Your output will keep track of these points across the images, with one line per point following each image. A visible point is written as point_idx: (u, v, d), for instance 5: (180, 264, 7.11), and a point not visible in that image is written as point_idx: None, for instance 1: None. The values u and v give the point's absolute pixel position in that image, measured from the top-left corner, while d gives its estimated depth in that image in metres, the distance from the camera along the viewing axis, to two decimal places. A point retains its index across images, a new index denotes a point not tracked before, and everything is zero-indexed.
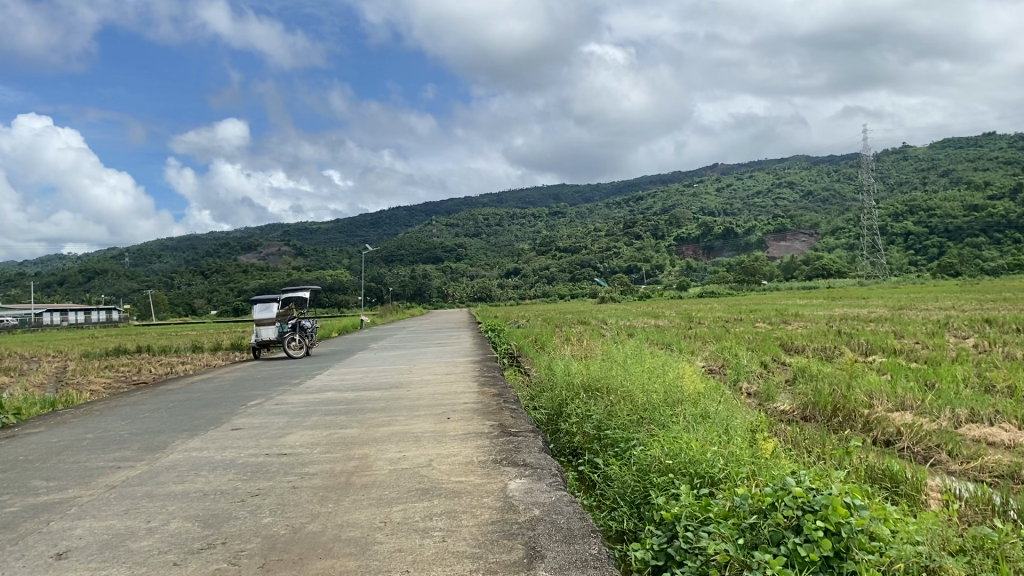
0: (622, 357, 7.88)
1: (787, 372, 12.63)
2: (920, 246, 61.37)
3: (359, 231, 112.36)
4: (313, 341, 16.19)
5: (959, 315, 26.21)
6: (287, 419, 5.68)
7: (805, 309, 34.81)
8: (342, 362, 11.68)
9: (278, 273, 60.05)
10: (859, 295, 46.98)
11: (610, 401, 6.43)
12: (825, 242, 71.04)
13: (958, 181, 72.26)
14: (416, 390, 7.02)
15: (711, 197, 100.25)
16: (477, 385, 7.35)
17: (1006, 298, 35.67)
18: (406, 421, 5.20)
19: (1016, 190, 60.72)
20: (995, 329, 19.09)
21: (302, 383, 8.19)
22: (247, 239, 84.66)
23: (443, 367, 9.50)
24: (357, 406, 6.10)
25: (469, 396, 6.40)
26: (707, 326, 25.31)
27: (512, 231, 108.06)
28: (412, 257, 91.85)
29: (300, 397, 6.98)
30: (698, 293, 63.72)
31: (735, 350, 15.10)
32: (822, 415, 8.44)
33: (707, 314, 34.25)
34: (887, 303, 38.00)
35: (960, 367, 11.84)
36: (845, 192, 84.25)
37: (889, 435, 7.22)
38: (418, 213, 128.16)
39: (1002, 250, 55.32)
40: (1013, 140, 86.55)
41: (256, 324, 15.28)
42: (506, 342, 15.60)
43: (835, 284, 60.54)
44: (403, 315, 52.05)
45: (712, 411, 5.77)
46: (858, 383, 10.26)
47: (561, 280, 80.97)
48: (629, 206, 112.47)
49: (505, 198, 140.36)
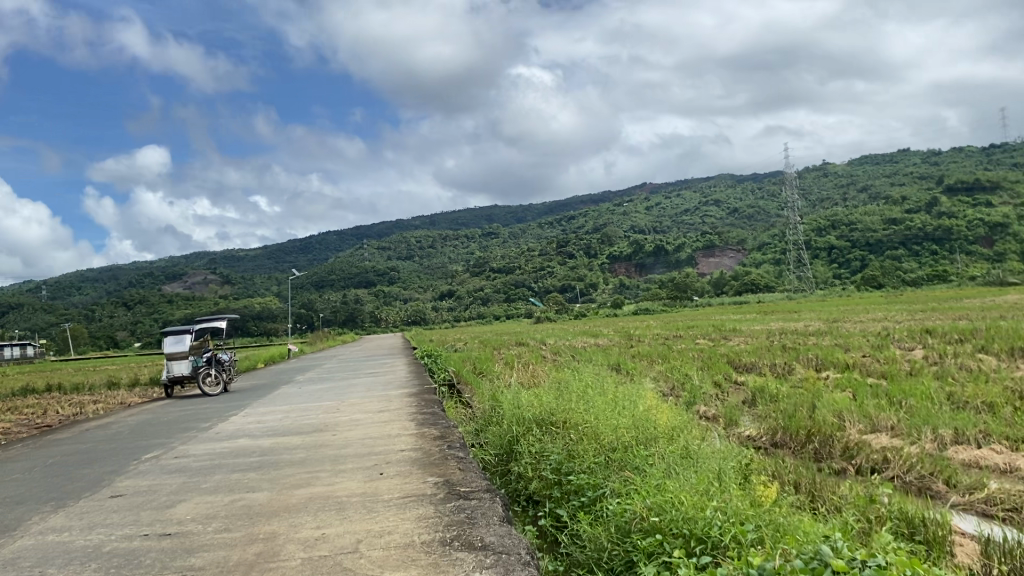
0: (581, 386, 7.01)
1: (743, 393, 11.92)
2: (843, 259, 62.87)
3: (292, 256, 109.96)
4: (231, 375, 15.00)
5: (896, 326, 26.23)
6: (184, 478, 4.65)
7: (741, 325, 34.68)
8: (263, 400, 10.54)
9: (205, 303, 57.99)
10: (789, 309, 47.38)
11: (569, 439, 5.59)
12: (753, 258, 72.12)
13: (876, 196, 74.19)
14: (346, 433, 6.06)
15: (641, 215, 100.95)
16: (414, 424, 6.42)
17: (934, 308, 36.11)
18: (331, 480, 4.23)
19: (933, 204, 62.39)
20: (938, 340, 18.91)
21: (212, 429, 7.12)
22: (170, 267, 81.55)
23: (377, 403, 8.49)
24: (271, 459, 5.08)
25: (406, 441, 5.45)
26: (646, 343, 24.76)
27: (445, 254, 106.83)
28: (344, 282, 89.78)
29: (207, 447, 5.91)
30: (632, 310, 63.69)
31: (684, 370, 14.39)
32: (793, 441, 7.73)
33: (647, 331, 33.74)
34: (818, 315, 38.28)
35: (922, 381, 11.28)
36: (770, 210, 85.81)
37: (874, 462, 6.49)
38: (350, 239, 125.89)
39: (921, 261, 56.67)
40: (926, 156, 89.53)
41: (167, 357, 13.93)
42: (444, 369, 14.61)
43: (765, 298, 61.20)
44: (335, 341, 50.33)
45: (695, 450, 4.93)
46: (822, 403, 9.57)
47: (496, 300, 80.16)
48: (561, 226, 112.62)
49: (437, 220, 139.26)
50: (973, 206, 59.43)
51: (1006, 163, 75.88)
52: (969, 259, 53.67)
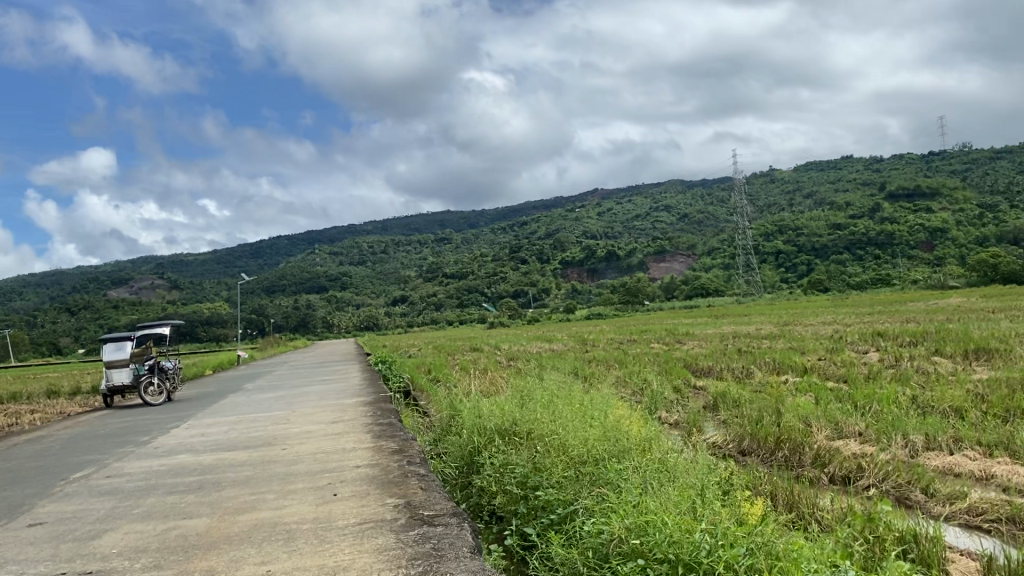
0: (545, 395, 6.68)
1: (704, 399, 11.64)
2: (790, 263, 63.79)
3: (241, 261, 107.86)
4: (175, 385, 14.36)
5: (846, 330, 26.52)
6: (116, 501, 4.21)
7: (694, 329, 34.77)
8: (207, 411, 9.95)
9: (151, 309, 56.50)
10: (739, 312, 47.91)
11: (536, 451, 5.27)
12: (703, 263, 72.92)
13: (821, 202, 75.55)
14: (295, 448, 5.63)
15: (593, 221, 101.27)
16: (369, 437, 6.01)
17: (880, 311, 36.71)
18: (277, 504, 3.81)
19: (876, 209, 63.58)
20: (890, 343, 19.04)
21: (150, 444, 6.63)
22: (114, 273, 79.11)
23: (328, 414, 8.00)
24: (214, 478, 4.64)
25: (361, 456, 5.03)
26: (603, 348, 24.63)
27: (397, 259, 105.84)
28: (295, 287, 88.25)
29: (143, 465, 5.44)
30: (585, 315, 63.78)
31: (644, 375, 14.12)
32: (761, 449, 7.47)
33: (601, 337, 33.63)
34: (768, 319, 38.62)
35: (884, 386, 11.14)
36: (719, 215, 86.92)
37: (848, 471, 6.30)
38: (300, 244, 123.93)
39: (864, 265, 57.67)
40: (869, 163, 91.61)
41: (106, 366, 13.28)
42: (398, 375, 14.13)
43: (715, 302, 61.85)
44: (286, 347, 49.25)
45: (673, 464, 4.64)
46: (787, 408, 9.34)
47: (449, 305, 79.62)
48: (514, 232, 112.55)
49: (389, 225, 138.00)
50: (914, 211, 60.77)
51: (946, 170, 77.87)
52: (911, 264, 54.83)
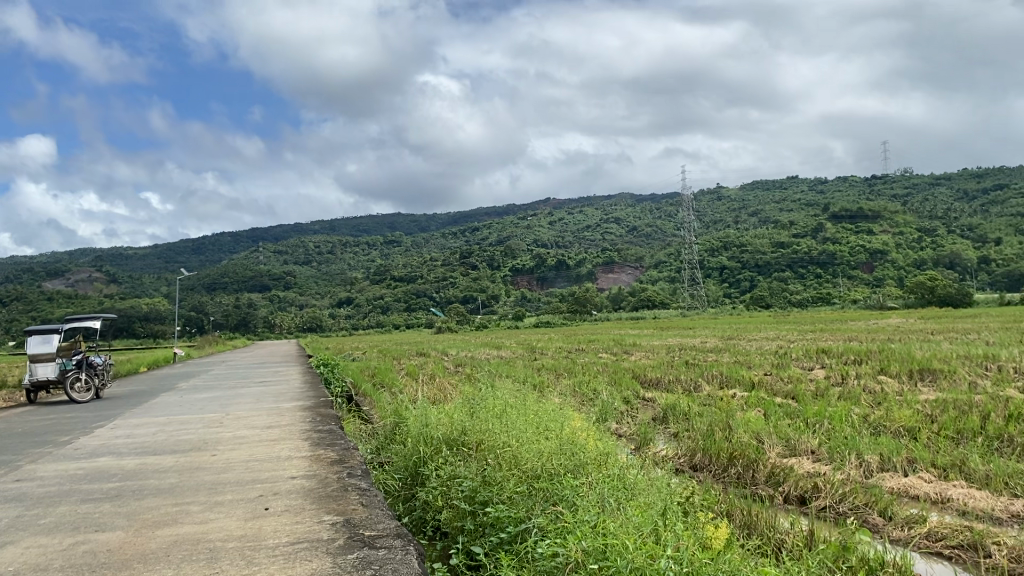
0: (496, 404, 6.41)
1: (653, 411, 11.47)
2: (734, 279, 64.62)
3: (182, 256, 105.34)
4: (105, 382, 13.72)
5: (791, 346, 26.81)
6: (23, 510, 3.79)
7: (641, 340, 34.83)
8: (137, 411, 9.40)
9: (87, 303, 54.59)
10: (685, 325, 48.28)
11: (486, 463, 5.00)
12: (649, 275, 73.54)
13: (766, 220, 76.90)
14: (227, 456, 5.24)
15: (544, 229, 101.40)
16: (307, 444, 5.67)
17: (823, 329, 37.24)
18: (201, 518, 3.45)
19: (819, 229, 64.83)
20: (835, 361, 19.19)
21: (71, 444, 6.17)
22: (50, 263, 76.60)
23: (265, 419, 7.60)
24: (135, 487, 4.22)
25: (298, 466, 4.68)
26: (550, 357, 24.42)
27: (345, 260, 104.56)
28: (238, 285, 86.36)
29: (59, 468, 5.00)
30: (532, 323, 63.71)
31: (593, 385, 13.88)
32: (713, 464, 7.30)
33: (549, 344, 33.51)
34: (714, 333, 39.07)
35: (833, 404, 11.11)
36: (667, 229, 87.82)
37: (804, 491, 6.18)
38: (246, 241, 121.56)
39: (806, 283, 58.71)
40: (813, 184, 93.62)
41: (30, 360, 12.59)
42: (342, 378, 13.66)
43: (660, 314, 62.41)
44: (225, 346, 47.95)
45: (633, 480, 4.42)
46: (737, 423, 9.20)
47: (395, 308, 78.79)
48: (464, 237, 112.15)
49: (337, 225, 136.27)
50: (856, 232, 62.08)
51: (886, 194, 79.89)
52: (850, 284, 56.02)
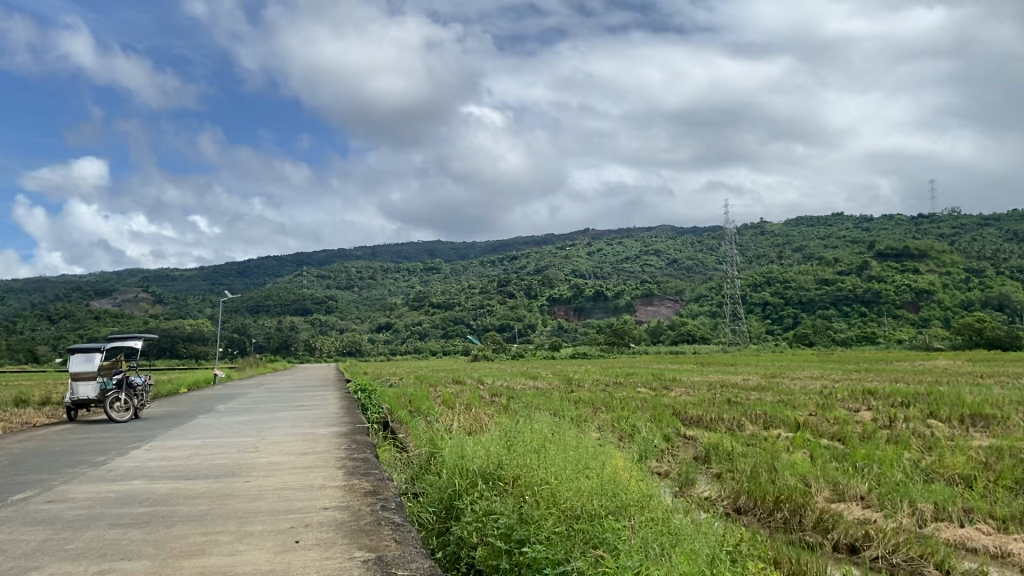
0: (534, 438, 6.24)
1: (695, 450, 11.16)
2: (776, 315, 63.68)
3: (226, 278, 106.93)
4: (144, 402, 13.79)
5: (837, 386, 26.19)
6: (52, 532, 3.73)
7: (680, 375, 34.34)
8: (173, 432, 9.38)
9: (133, 322, 55.56)
10: (725, 361, 47.58)
11: (524, 500, 4.84)
12: (690, 309, 72.83)
13: (810, 256, 75.86)
14: (260, 483, 5.14)
15: (583, 260, 101.10)
16: (342, 473, 5.56)
17: (870, 370, 36.36)
18: (231, 550, 3.35)
19: (864, 267, 63.63)
20: (884, 403, 18.65)
21: (105, 466, 6.13)
22: (99, 283, 78.28)
23: (299, 445, 7.50)
24: (164, 513, 4.12)
25: (331, 496, 4.58)
26: (588, 389, 24.13)
27: (385, 286, 105.26)
28: (280, 309, 87.32)
29: (92, 490, 4.94)
30: (570, 354, 63.35)
31: (633, 420, 13.61)
32: (758, 508, 7.02)
33: (587, 376, 33.18)
34: (756, 370, 38.30)
35: (881, 447, 10.73)
36: (708, 263, 87.09)
37: (854, 539, 5.92)
38: (289, 265, 123.13)
39: (850, 322, 57.64)
40: (859, 221, 92.21)
41: (72, 378, 12.68)
42: (379, 405, 13.55)
43: (700, 349, 61.70)
44: (266, 369, 48.35)
45: (678, 525, 4.24)
46: (782, 465, 8.90)
47: (434, 335, 78.98)
48: (503, 266, 112.33)
49: (378, 252, 137.46)
50: (901, 271, 60.84)
51: (934, 233, 78.35)
52: (896, 323, 54.86)
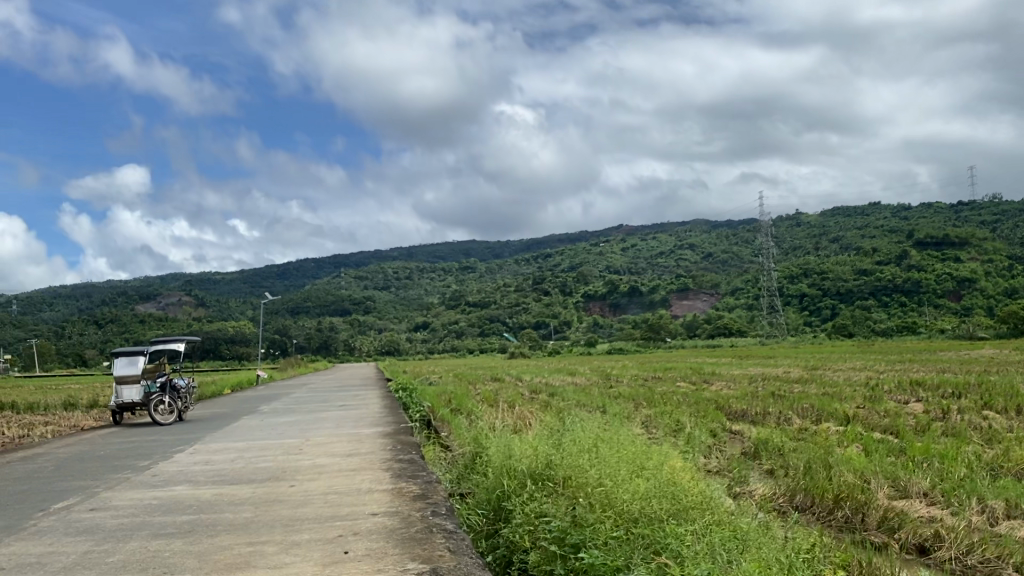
0: (584, 436, 6.00)
1: (742, 446, 10.85)
2: (815, 307, 62.84)
3: (264, 280, 108.15)
4: (187, 405, 13.81)
5: (883, 377, 25.69)
6: (90, 544, 3.60)
7: (720, 369, 33.84)
8: (215, 435, 9.31)
9: (174, 325, 56.28)
10: (765, 354, 46.95)
11: (576, 503, 4.62)
12: (726, 302, 72.07)
13: (848, 246, 74.67)
14: (306, 488, 4.99)
15: (616, 256, 100.49)
16: (386, 476, 5.38)
17: (915, 360, 35.47)
18: (277, 562, 3.19)
19: (903, 256, 62.24)
20: (937, 394, 18.12)
21: (148, 470, 6.02)
22: (142, 287, 79.46)
23: (344, 446, 7.38)
24: (206, 523, 3.96)
25: (378, 500, 4.42)
26: (628, 385, 23.85)
27: (420, 285, 105.62)
28: (316, 309, 87.95)
29: (133, 497, 4.82)
30: (606, 350, 63.05)
31: (678, 416, 13.30)
32: (817, 506, 6.74)
33: (626, 372, 32.84)
34: (796, 362, 37.73)
35: (939, 441, 10.31)
36: (743, 255, 86.13)
37: (923, 539, 5.63)
38: (325, 267, 124.07)
39: (890, 312, 56.67)
40: (897, 210, 90.47)
41: (117, 382, 12.75)
42: (419, 404, 13.42)
43: (738, 342, 61.14)
44: (305, 369, 48.70)
45: (748, 532, 4.00)
46: (837, 460, 8.57)
47: (468, 334, 79.14)
48: (536, 263, 112.08)
49: (412, 252, 137.96)
50: (942, 259, 59.51)
51: (975, 220, 76.62)
52: (937, 312, 53.71)
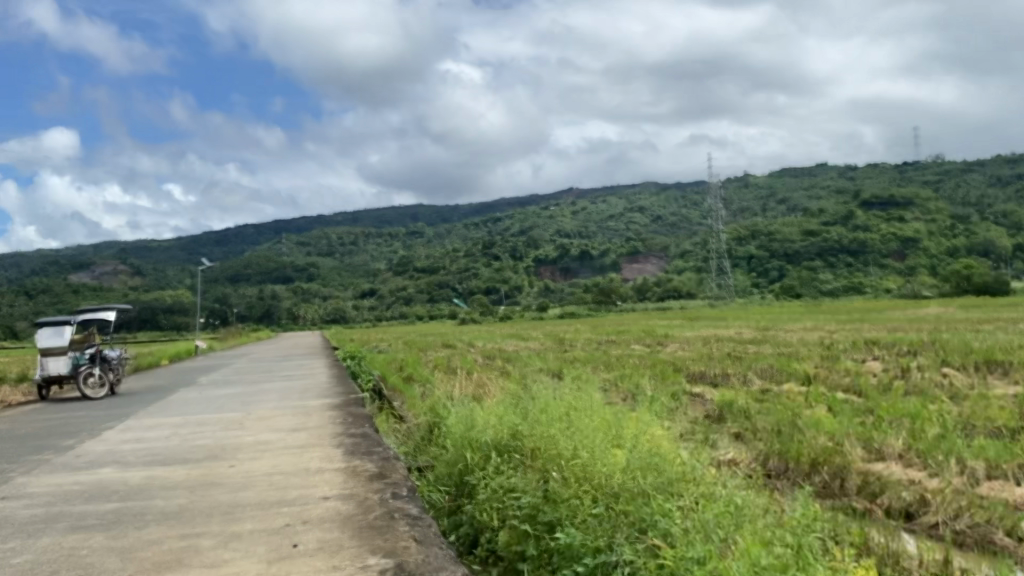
0: (552, 405, 5.59)
1: (706, 408, 10.60)
2: (762, 268, 63.19)
3: (211, 247, 105.89)
4: (120, 376, 13.17)
5: (834, 337, 25.81)
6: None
7: (672, 331, 33.65)
8: (150, 409, 8.73)
9: (115, 296, 54.58)
10: (716, 316, 47.25)
11: (549, 477, 4.24)
12: (676, 266, 72.36)
13: (795, 207, 75.45)
14: (249, 467, 4.53)
15: (568, 219, 100.27)
16: (337, 454, 4.94)
17: (860, 320, 35.69)
18: (214, 559, 2.76)
19: (849, 217, 62.77)
20: (890, 353, 18.03)
21: (73, 451, 5.51)
22: (80, 256, 76.87)
23: (291, 420, 6.92)
24: (131, 514, 3.47)
25: (330, 481, 3.99)
26: (580, 349, 23.56)
27: (370, 251, 104.12)
28: (261, 277, 86.17)
29: (52, 483, 4.32)
30: (558, 314, 62.91)
31: (637, 379, 13.00)
32: (792, 471, 6.48)
33: (578, 335, 32.70)
34: (747, 324, 37.73)
35: (906, 400, 10.15)
36: (692, 219, 86.56)
37: (908, 505, 5.38)
38: (271, 233, 121.65)
39: (836, 273, 57.34)
40: (843, 171, 91.64)
41: (42, 354, 12.04)
42: (370, 372, 12.92)
43: (688, 305, 61.58)
44: (248, 338, 47.54)
45: (743, 507, 3.64)
46: (805, 422, 8.34)
47: (420, 300, 78.40)
48: (488, 227, 111.31)
49: (361, 216, 135.96)
50: (887, 220, 60.12)
51: (918, 180, 77.94)
52: (883, 273, 54.53)
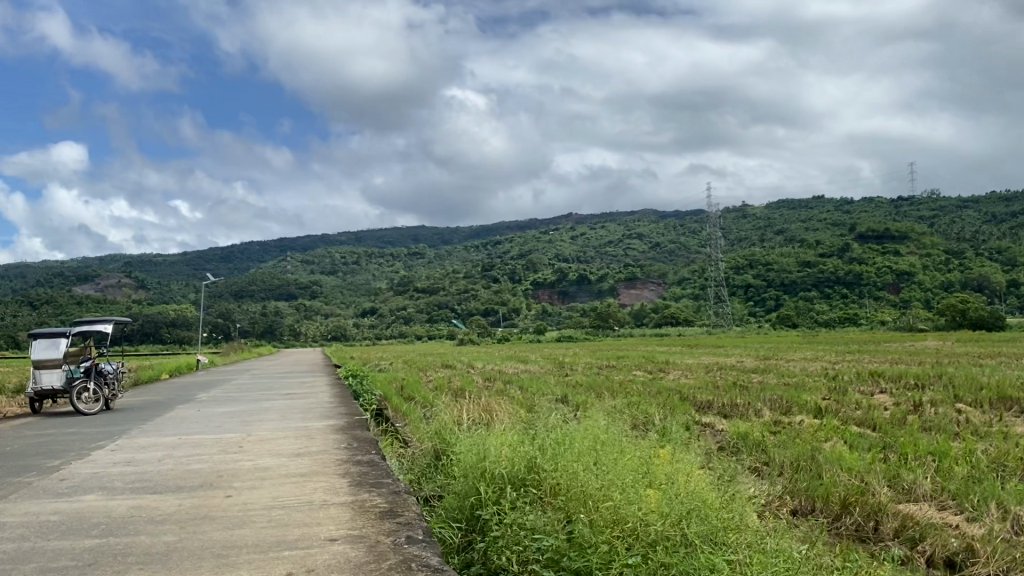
0: (571, 436, 5.18)
1: (718, 439, 10.18)
2: (759, 298, 63.10)
3: (208, 262, 105.36)
4: (116, 392, 12.72)
5: (834, 368, 25.42)
6: None
7: (673, 358, 33.22)
8: (143, 427, 8.31)
9: (114, 309, 53.89)
10: (712, 344, 46.94)
11: (576, 517, 3.83)
12: (674, 292, 71.94)
13: (793, 238, 75.46)
14: (244, 499, 4.12)
15: (567, 244, 100.17)
16: (337, 485, 4.51)
17: (861, 351, 35.35)
18: None
19: (846, 248, 62.72)
20: (896, 386, 17.66)
21: (57, 473, 5.09)
22: (79, 268, 76.42)
23: (291, 442, 6.54)
24: (109, 554, 3.06)
25: (335, 519, 3.58)
26: (580, 374, 23.15)
27: (368, 270, 103.86)
28: (262, 294, 85.34)
29: (30, 511, 3.91)
30: (555, 337, 62.49)
31: (646, 407, 12.58)
32: (821, 511, 6.08)
33: (578, 359, 32.36)
34: (746, 352, 37.43)
35: (925, 436, 9.76)
36: (691, 245, 86.47)
37: (953, 554, 5.00)
38: (272, 250, 121.47)
39: (832, 303, 57.15)
40: (841, 203, 91.77)
41: (34, 366, 11.56)
42: (371, 393, 12.49)
43: (685, 332, 61.36)
44: (248, 354, 47.09)
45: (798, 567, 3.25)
46: (825, 456, 7.94)
47: (418, 321, 78.14)
48: (486, 250, 111.20)
49: (361, 236, 135.86)
50: (882, 253, 59.71)
51: (915, 215, 78.04)
52: (877, 305, 54.38)
